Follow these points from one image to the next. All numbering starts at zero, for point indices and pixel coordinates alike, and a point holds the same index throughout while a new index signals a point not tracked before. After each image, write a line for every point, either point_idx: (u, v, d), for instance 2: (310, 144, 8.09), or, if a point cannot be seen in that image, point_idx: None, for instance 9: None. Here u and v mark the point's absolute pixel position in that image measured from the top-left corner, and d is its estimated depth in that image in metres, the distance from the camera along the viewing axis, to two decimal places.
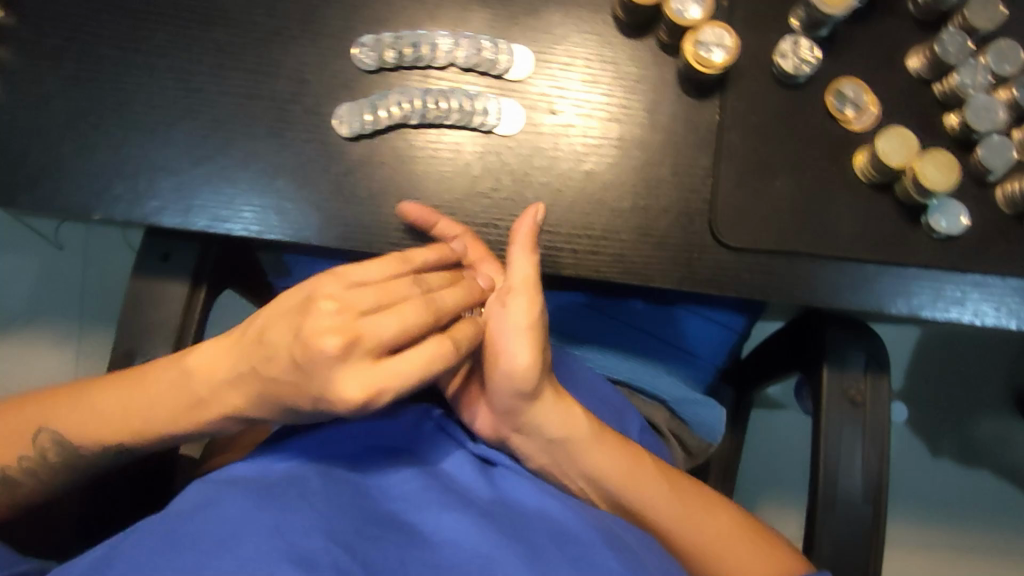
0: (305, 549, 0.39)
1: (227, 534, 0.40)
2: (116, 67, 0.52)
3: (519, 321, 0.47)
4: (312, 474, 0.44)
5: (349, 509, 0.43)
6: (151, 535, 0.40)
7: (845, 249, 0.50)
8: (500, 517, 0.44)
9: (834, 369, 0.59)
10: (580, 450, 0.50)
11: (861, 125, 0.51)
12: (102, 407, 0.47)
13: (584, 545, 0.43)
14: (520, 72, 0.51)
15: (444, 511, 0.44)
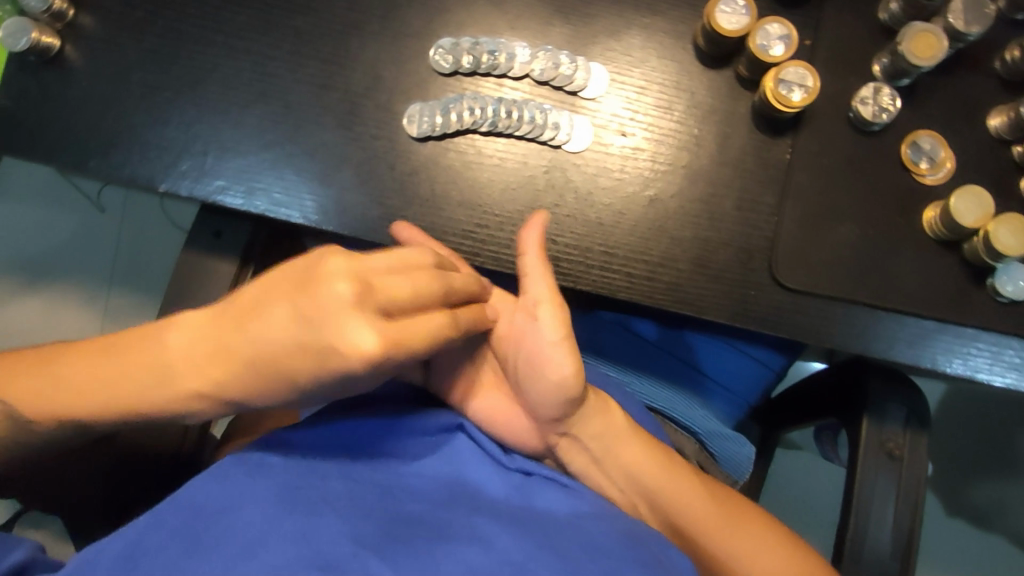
0: (329, 553, 0.36)
1: (250, 538, 0.37)
2: (198, 45, 0.53)
3: (550, 335, 0.46)
4: (338, 478, 0.42)
5: (376, 510, 0.40)
6: (172, 534, 0.38)
7: (904, 303, 0.49)
8: (534, 525, 0.41)
9: (874, 421, 0.58)
10: (619, 450, 0.49)
11: (934, 180, 0.49)
12: (69, 377, 0.42)
13: (619, 558, 0.39)
14: (595, 90, 0.51)
15: (475, 517, 0.41)
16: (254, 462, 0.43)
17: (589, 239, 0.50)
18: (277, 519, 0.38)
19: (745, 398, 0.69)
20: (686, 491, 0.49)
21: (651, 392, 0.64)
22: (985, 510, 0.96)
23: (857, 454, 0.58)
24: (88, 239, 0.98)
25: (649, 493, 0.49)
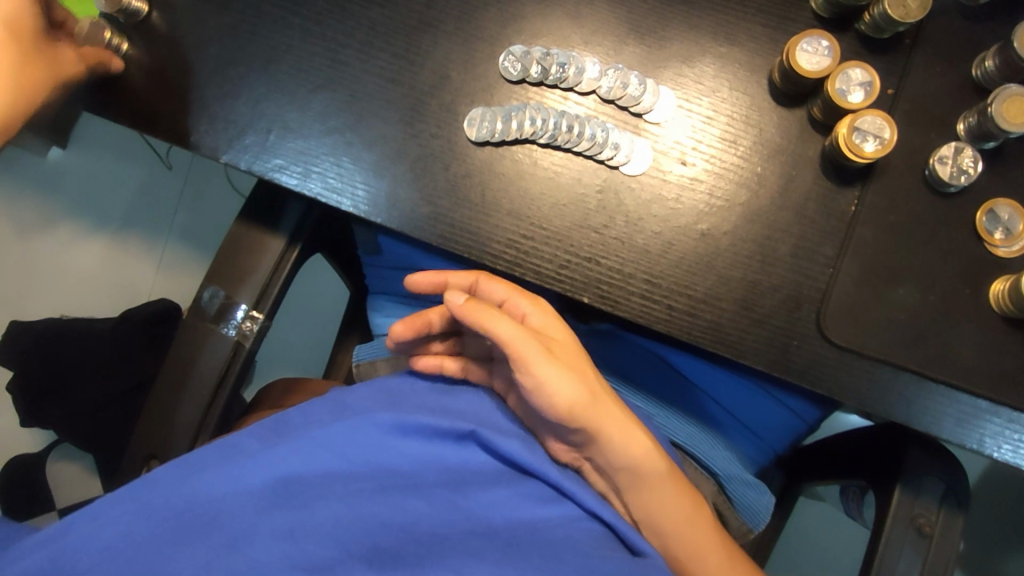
0: (319, 558, 0.38)
1: (240, 531, 0.38)
2: (274, 24, 0.54)
3: (551, 380, 0.44)
4: (337, 476, 0.42)
5: (367, 517, 0.40)
6: (168, 514, 0.39)
7: (957, 377, 0.47)
8: (533, 554, 0.41)
9: (908, 492, 0.56)
10: (649, 484, 0.49)
11: (1007, 253, 0.47)
12: None
13: None
14: (661, 114, 0.50)
15: (466, 542, 0.41)
16: (272, 439, 0.44)
17: (633, 264, 0.49)
18: (272, 515, 0.39)
19: (772, 446, 0.68)
20: (694, 527, 0.50)
21: (676, 426, 0.63)
22: None
23: (883, 524, 0.56)
24: (155, 194, 1.03)
25: (663, 527, 0.50)
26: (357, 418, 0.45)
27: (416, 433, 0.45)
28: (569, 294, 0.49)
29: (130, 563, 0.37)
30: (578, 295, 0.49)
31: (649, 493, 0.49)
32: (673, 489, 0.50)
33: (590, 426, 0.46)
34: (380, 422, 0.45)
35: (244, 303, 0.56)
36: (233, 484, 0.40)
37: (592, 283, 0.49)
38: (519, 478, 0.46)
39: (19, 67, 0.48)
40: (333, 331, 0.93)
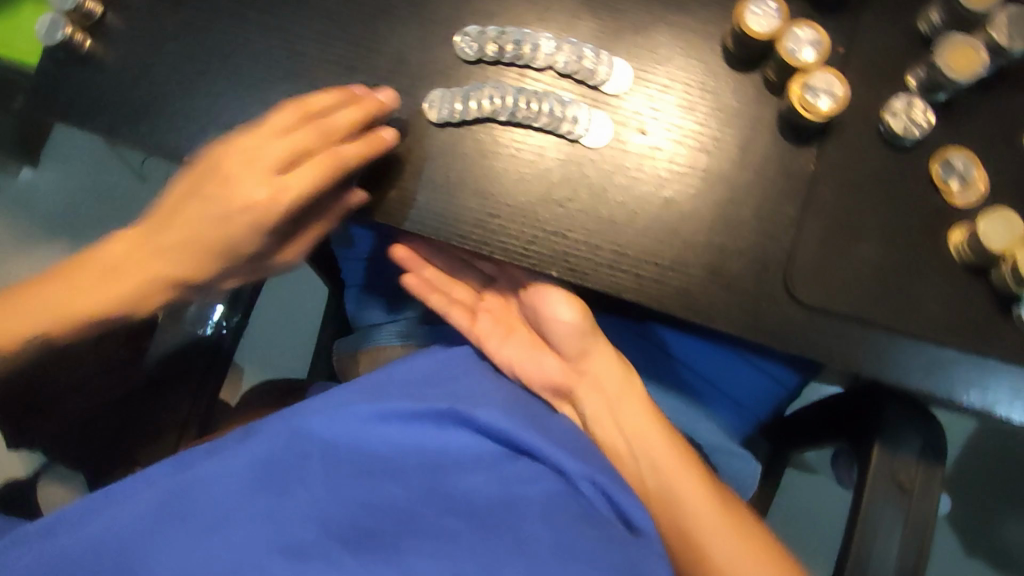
0: (298, 540, 0.40)
1: (220, 517, 0.41)
2: (230, 18, 0.54)
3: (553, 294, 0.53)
4: (317, 457, 0.44)
5: (344, 497, 0.42)
6: (150, 502, 0.41)
7: (925, 328, 0.47)
8: (504, 532, 0.42)
9: (886, 449, 0.56)
10: (636, 418, 0.52)
11: (964, 201, 0.47)
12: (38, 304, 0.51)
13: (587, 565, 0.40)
14: (618, 85, 0.51)
15: (445, 516, 0.42)
16: (256, 428, 0.45)
17: (599, 236, 0.49)
18: (250, 500, 0.41)
19: (755, 414, 0.68)
20: (688, 478, 0.51)
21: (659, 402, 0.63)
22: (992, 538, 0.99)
23: (864, 483, 0.56)
24: (129, 208, 1.02)
25: (660, 474, 0.51)
26: (337, 407, 0.46)
27: (394, 416, 0.46)
28: (537, 269, 0.50)
29: (117, 549, 0.40)
30: (546, 269, 0.49)
31: (633, 414, 0.53)
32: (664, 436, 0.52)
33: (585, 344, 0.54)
34: (360, 412, 0.45)
35: (220, 301, 0.58)
36: (215, 475, 0.42)
37: (559, 257, 0.50)
38: (500, 453, 0.46)
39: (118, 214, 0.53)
40: (312, 334, 0.93)
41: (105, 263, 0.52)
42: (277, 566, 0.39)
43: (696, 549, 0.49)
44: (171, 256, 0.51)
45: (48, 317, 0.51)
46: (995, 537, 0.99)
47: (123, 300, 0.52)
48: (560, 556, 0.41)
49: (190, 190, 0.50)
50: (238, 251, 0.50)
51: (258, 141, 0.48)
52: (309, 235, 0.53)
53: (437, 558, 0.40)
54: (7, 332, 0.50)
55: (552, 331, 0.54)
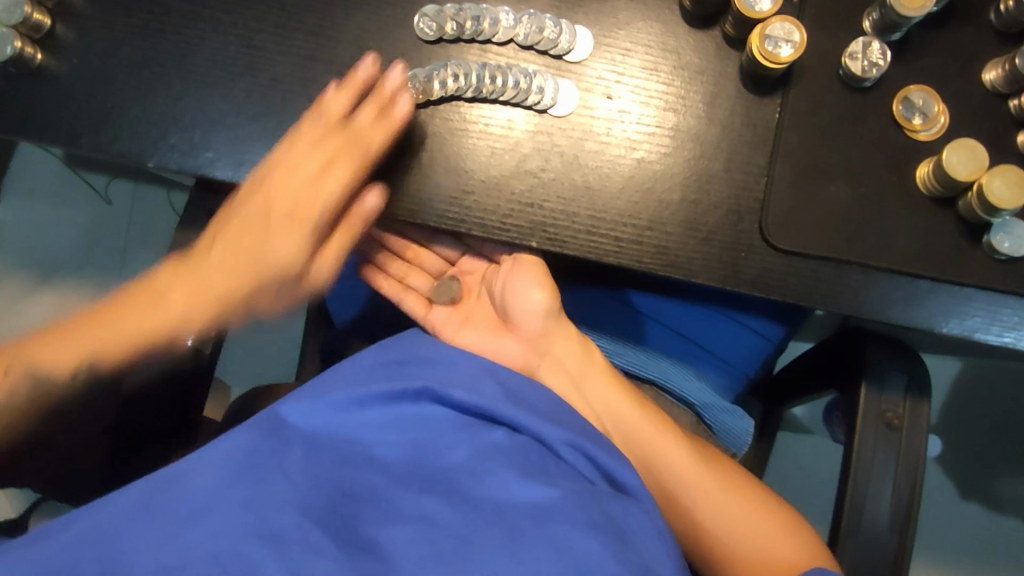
0: (277, 525, 0.41)
1: (198, 508, 0.41)
2: (182, 19, 0.54)
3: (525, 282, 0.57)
4: (296, 448, 0.45)
5: (324, 482, 0.44)
6: (129, 499, 0.42)
7: (900, 262, 0.48)
8: (481, 502, 0.43)
9: (873, 388, 0.57)
10: (596, 387, 0.57)
11: (928, 136, 0.48)
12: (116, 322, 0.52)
13: (567, 526, 0.42)
14: (581, 53, 0.51)
15: (424, 496, 0.44)
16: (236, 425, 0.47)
17: (575, 204, 0.50)
18: (232, 486, 0.43)
19: (744, 371, 0.69)
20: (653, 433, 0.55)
21: (650, 363, 0.64)
22: (985, 479, 1.01)
23: (855, 425, 0.57)
24: (98, 231, 1.01)
25: (627, 433, 0.56)
26: (314, 399, 0.48)
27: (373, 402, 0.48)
28: (516, 241, 0.50)
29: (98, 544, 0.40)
30: (526, 240, 0.50)
31: (593, 390, 0.57)
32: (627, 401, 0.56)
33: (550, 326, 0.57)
34: (338, 400, 0.47)
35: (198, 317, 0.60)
36: (198, 467, 0.44)
37: (535, 226, 0.50)
38: (478, 424, 0.48)
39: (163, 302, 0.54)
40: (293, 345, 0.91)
41: (158, 305, 0.54)
42: (260, 551, 0.40)
43: (670, 495, 0.54)
44: (239, 261, 0.54)
45: (85, 348, 0.51)
46: (987, 472, 1.01)
47: (146, 344, 0.53)
48: (536, 517, 0.42)
49: (240, 216, 0.54)
50: (293, 276, 0.55)
51: (305, 141, 0.50)
52: (338, 240, 0.54)
53: (416, 532, 0.42)
54: (56, 360, 0.50)
55: (517, 313, 0.57)
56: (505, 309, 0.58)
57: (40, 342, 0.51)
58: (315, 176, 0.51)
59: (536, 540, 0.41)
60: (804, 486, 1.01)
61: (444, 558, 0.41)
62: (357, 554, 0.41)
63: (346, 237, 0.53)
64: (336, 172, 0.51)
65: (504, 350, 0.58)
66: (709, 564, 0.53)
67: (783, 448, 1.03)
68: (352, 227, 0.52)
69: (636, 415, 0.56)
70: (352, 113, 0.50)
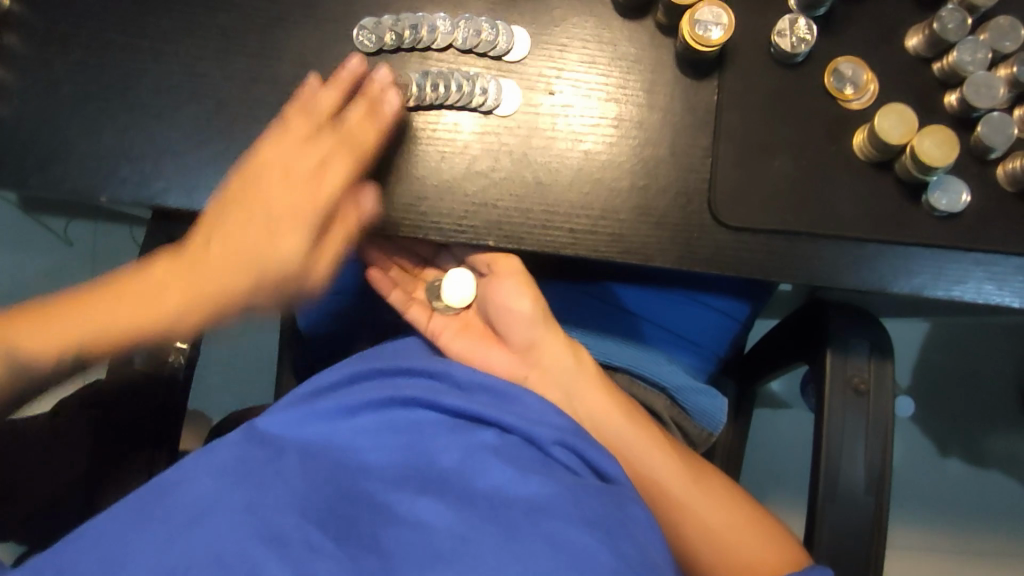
0: (276, 528, 0.42)
1: (196, 513, 0.43)
2: (122, 51, 0.54)
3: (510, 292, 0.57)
4: (293, 454, 0.47)
5: (320, 486, 0.45)
6: (124, 510, 0.43)
7: (846, 228, 0.50)
8: (478, 498, 0.44)
9: (838, 355, 0.59)
10: (584, 393, 0.57)
11: (860, 104, 0.50)
12: (79, 321, 0.48)
13: (560, 521, 0.42)
14: (520, 53, 0.52)
15: (420, 496, 0.44)
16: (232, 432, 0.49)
17: (529, 200, 0.51)
18: (232, 492, 0.44)
19: (714, 352, 0.70)
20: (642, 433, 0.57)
21: (623, 352, 0.65)
22: (962, 435, 1.04)
23: (824, 392, 0.58)
24: (61, 274, 1.00)
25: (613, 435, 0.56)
26: (308, 410, 0.49)
27: (365, 408, 0.49)
28: (473, 241, 0.50)
29: (97, 550, 0.41)
30: (484, 239, 0.50)
31: (584, 398, 0.56)
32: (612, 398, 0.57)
33: (539, 336, 0.58)
34: (329, 410, 0.49)
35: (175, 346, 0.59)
36: (192, 475, 0.45)
37: (492, 226, 0.51)
38: (470, 425, 0.49)
39: (163, 281, 0.50)
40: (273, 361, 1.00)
41: (158, 294, 0.49)
42: (260, 551, 0.41)
43: (655, 479, 0.56)
44: (198, 295, 0.50)
45: (52, 340, 0.47)
46: (963, 427, 1.04)
47: (129, 330, 0.49)
48: (530, 513, 0.43)
49: (232, 205, 0.50)
50: (280, 228, 0.50)
51: (286, 142, 0.50)
52: (339, 238, 0.51)
53: (414, 534, 0.43)
54: (46, 341, 0.47)
55: (506, 320, 0.58)
56: (495, 319, 0.59)
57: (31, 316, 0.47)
58: (314, 176, 0.50)
59: (531, 537, 0.42)
60: (788, 460, 1.03)
61: (445, 557, 0.41)
62: (359, 555, 0.42)
63: (342, 237, 0.51)
64: (322, 150, 0.50)
65: (493, 358, 0.59)
66: (692, 543, 0.55)
67: (764, 424, 1.04)
68: (350, 231, 0.51)
69: (620, 418, 0.56)
70: (364, 126, 0.50)
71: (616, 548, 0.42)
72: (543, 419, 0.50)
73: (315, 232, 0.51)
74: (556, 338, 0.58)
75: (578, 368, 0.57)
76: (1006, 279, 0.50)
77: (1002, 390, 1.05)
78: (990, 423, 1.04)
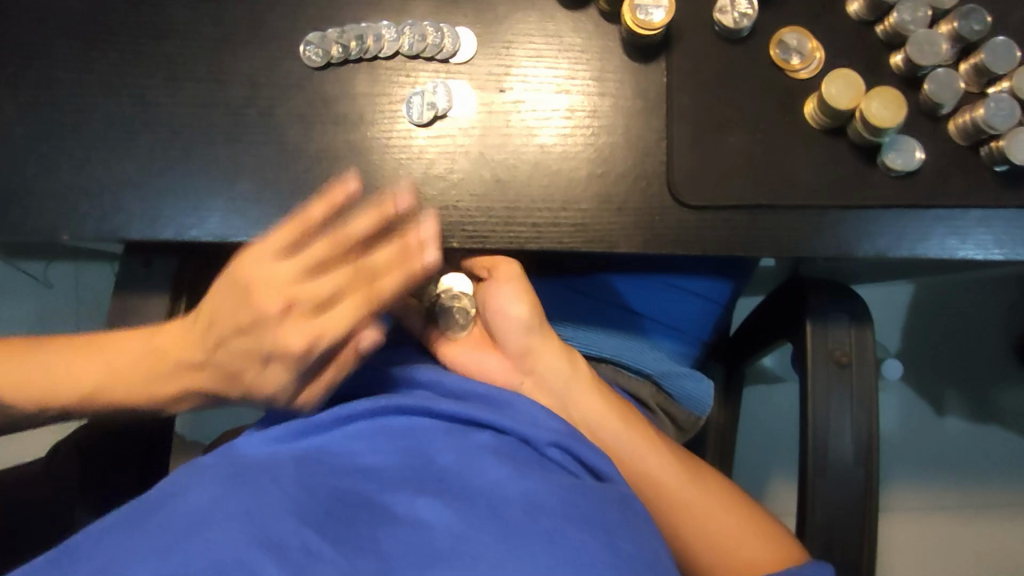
0: (274, 534, 0.41)
1: (192, 522, 0.42)
2: (70, 88, 0.54)
3: (506, 295, 0.56)
4: (287, 461, 0.46)
5: (317, 492, 0.44)
6: (117, 524, 0.43)
7: (806, 196, 0.50)
8: (475, 497, 0.44)
9: (818, 326, 0.59)
10: (579, 396, 0.56)
11: (808, 73, 0.51)
12: (46, 362, 0.52)
13: (558, 519, 0.42)
14: (467, 54, 0.53)
15: (418, 496, 0.44)
16: (222, 450, 0.49)
17: (490, 197, 0.51)
18: (229, 499, 0.43)
19: (697, 336, 0.70)
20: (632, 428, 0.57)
21: (604, 343, 0.65)
22: (958, 392, 1.04)
23: (806, 366, 0.58)
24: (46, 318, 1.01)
25: (598, 431, 0.56)
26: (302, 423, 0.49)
27: (360, 417, 0.49)
28: (439, 244, 0.51)
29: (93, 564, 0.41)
30: (448, 241, 0.51)
31: (581, 403, 0.56)
32: (602, 402, 0.57)
33: (533, 343, 0.57)
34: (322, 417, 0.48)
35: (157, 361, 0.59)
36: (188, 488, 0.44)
37: (456, 226, 0.51)
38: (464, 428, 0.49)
39: (116, 363, 0.52)
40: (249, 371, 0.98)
41: (124, 349, 0.52)
42: (259, 560, 0.40)
43: (642, 470, 0.55)
44: (166, 360, 0.51)
45: (67, 392, 0.51)
46: (958, 383, 1.04)
47: (122, 389, 0.52)
48: (530, 511, 0.43)
49: (223, 284, 0.49)
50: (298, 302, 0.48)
51: (274, 249, 0.48)
52: (336, 295, 0.49)
53: (413, 534, 0.42)
54: (23, 395, 0.51)
55: (500, 325, 0.57)
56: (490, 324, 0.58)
57: (11, 353, 0.52)
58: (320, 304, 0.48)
59: (530, 535, 0.42)
60: (785, 435, 1.03)
61: (446, 556, 0.41)
62: (357, 559, 0.41)
63: (349, 309, 0.48)
64: (313, 247, 0.48)
65: (487, 365, 0.58)
66: (685, 528, 0.55)
67: (757, 401, 1.05)
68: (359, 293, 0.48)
69: (611, 418, 0.56)
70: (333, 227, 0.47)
71: (613, 543, 0.42)
72: (537, 422, 0.50)
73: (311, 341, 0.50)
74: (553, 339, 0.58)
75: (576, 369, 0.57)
76: (969, 233, 0.50)
77: (991, 344, 1.05)
78: (981, 378, 1.04)
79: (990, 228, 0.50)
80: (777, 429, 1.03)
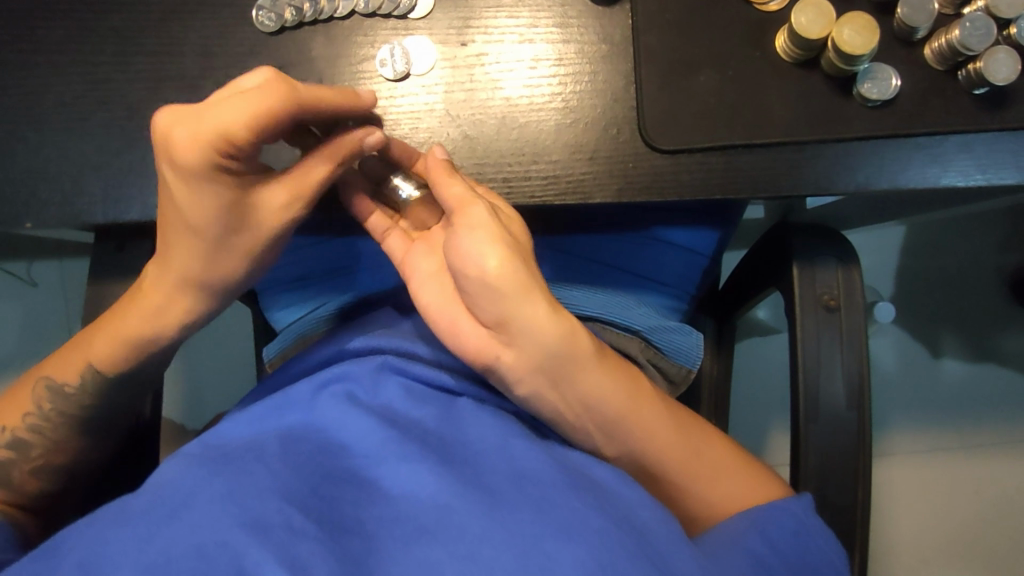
0: (259, 514, 0.39)
1: (177, 504, 0.40)
2: (18, 70, 0.52)
3: (476, 232, 0.44)
4: (271, 439, 0.44)
5: (302, 467, 0.43)
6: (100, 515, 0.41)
7: (782, 133, 0.48)
8: (459, 466, 0.43)
9: (805, 273, 0.57)
10: (575, 371, 0.46)
11: (777, 5, 0.49)
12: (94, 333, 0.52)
13: (546, 486, 0.42)
14: (424, 9, 0.51)
15: (402, 464, 0.43)
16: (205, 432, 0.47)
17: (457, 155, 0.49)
18: (211, 481, 0.41)
19: (686, 289, 0.69)
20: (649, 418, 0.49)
21: (588, 302, 0.60)
22: (955, 332, 1.03)
23: (794, 313, 0.57)
24: (33, 315, 1.00)
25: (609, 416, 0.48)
26: (281, 399, 0.47)
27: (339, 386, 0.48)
28: None
29: (76, 555, 0.39)
30: None
31: (585, 380, 0.46)
32: (602, 374, 0.47)
33: (503, 312, 0.44)
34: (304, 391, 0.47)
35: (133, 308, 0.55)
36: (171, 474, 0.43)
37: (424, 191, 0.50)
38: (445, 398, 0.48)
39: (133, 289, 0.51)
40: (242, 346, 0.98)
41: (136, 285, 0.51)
42: (242, 541, 0.38)
43: None
44: (157, 297, 0.50)
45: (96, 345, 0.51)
46: (954, 323, 1.04)
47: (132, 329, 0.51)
48: (517, 481, 0.42)
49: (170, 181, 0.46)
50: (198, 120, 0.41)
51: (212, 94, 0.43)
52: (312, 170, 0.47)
53: (398, 510, 0.41)
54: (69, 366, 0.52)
55: (466, 280, 0.44)
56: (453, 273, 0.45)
57: (62, 350, 0.54)
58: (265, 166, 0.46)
59: (515, 505, 0.41)
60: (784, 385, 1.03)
61: (429, 526, 0.40)
62: (343, 538, 0.40)
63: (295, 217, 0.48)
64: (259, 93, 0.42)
65: (461, 327, 0.46)
66: None
67: (754, 353, 1.04)
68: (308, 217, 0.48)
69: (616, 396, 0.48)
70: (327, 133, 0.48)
71: (601, 507, 0.42)
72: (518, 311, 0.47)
73: (213, 165, 0.42)
74: (540, 297, 0.45)
75: (570, 338, 0.45)
76: (950, 161, 0.48)
77: (985, 280, 1.04)
78: (975, 314, 1.04)
79: (972, 154, 0.48)
80: (773, 381, 1.03)
